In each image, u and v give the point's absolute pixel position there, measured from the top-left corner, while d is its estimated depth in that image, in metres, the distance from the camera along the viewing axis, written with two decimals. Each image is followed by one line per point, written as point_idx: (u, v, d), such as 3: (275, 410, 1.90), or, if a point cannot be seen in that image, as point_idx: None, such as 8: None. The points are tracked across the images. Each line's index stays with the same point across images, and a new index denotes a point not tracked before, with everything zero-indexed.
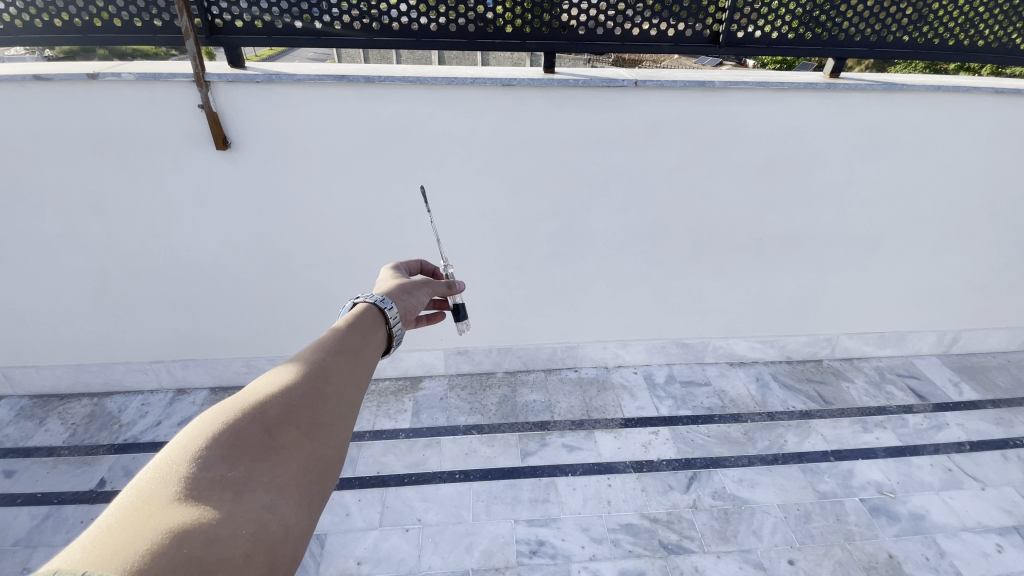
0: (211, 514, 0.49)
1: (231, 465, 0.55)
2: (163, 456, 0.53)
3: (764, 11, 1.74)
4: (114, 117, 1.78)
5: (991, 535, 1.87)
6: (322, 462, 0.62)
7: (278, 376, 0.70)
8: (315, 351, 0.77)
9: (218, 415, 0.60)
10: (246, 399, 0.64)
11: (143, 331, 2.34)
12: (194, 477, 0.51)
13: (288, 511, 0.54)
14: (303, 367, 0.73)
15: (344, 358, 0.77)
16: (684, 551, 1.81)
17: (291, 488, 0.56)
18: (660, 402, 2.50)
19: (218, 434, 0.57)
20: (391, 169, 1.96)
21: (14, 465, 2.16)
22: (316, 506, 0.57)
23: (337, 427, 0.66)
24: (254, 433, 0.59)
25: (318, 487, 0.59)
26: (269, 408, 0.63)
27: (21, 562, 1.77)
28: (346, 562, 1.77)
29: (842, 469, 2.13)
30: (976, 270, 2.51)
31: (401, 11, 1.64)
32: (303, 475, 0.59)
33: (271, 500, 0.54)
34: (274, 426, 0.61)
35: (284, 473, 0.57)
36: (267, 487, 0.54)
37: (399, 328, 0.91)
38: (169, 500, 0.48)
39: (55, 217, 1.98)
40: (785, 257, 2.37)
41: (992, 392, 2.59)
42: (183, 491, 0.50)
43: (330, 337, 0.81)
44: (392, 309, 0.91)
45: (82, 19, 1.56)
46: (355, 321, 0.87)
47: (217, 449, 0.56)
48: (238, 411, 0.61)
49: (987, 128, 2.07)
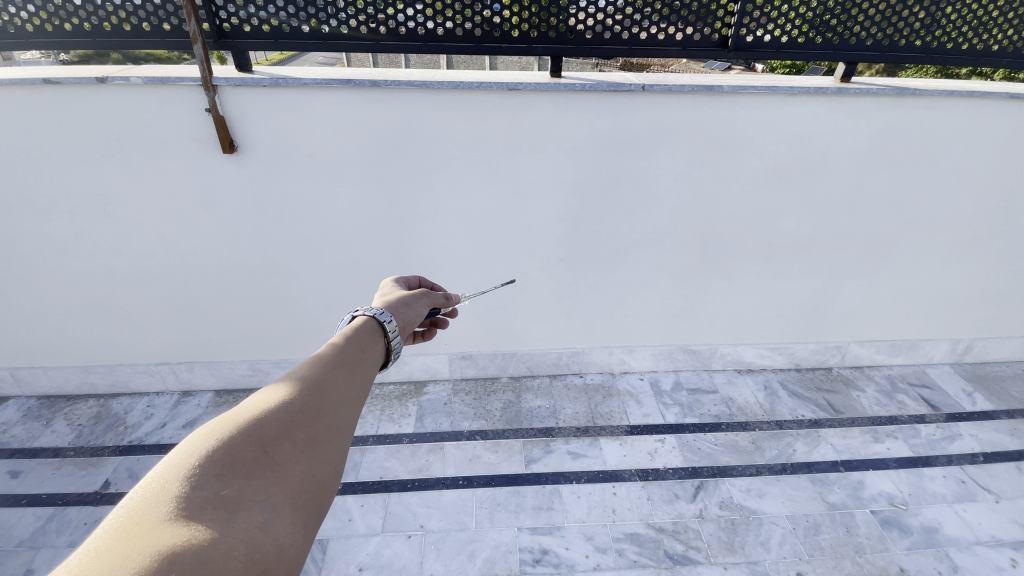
0: (205, 533, 0.47)
1: (226, 484, 0.53)
2: (157, 473, 0.52)
3: (774, 15, 1.73)
4: (123, 120, 1.79)
5: (1005, 548, 1.82)
6: (319, 480, 0.60)
7: (275, 390, 0.69)
8: (313, 365, 0.76)
9: (214, 431, 0.59)
10: (242, 414, 0.63)
11: (149, 333, 2.35)
12: (187, 495, 0.50)
13: (282, 531, 0.53)
14: (300, 381, 0.72)
15: (341, 373, 0.76)
16: (690, 562, 1.77)
17: (286, 507, 0.55)
18: (666, 409, 2.47)
19: (213, 451, 0.56)
20: (396, 173, 1.96)
21: (19, 465, 2.16)
22: (313, 525, 0.56)
23: (334, 443, 0.65)
24: (250, 450, 0.58)
25: (315, 506, 0.58)
26: (266, 424, 0.62)
27: (24, 563, 1.77)
28: (348, 568, 1.75)
29: (852, 480, 2.09)
30: (989, 277, 2.46)
31: (408, 16, 1.63)
32: (299, 493, 0.58)
33: (266, 519, 0.52)
34: (271, 442, 0.60)
35: (280, 491, 0.56)
36: (262, 505, 0.53)
37: (397, 341, 0.91)
38: (161, 519, 0.47)
39: (64, 219, 1.99)
40: (794, 263, 2.34)
41: (1006, 403, 2.53)
42: (176, 510, 0.48)
43: (327, 350, 0.80)
44: (390, 322, 0.91)
45: (92, 23, 1.57)
46: (353, 334, 0.85)
47: (212, 466, 0.55)
48: (234, 426, 0.60)
49: (1002, 134, 2.03)
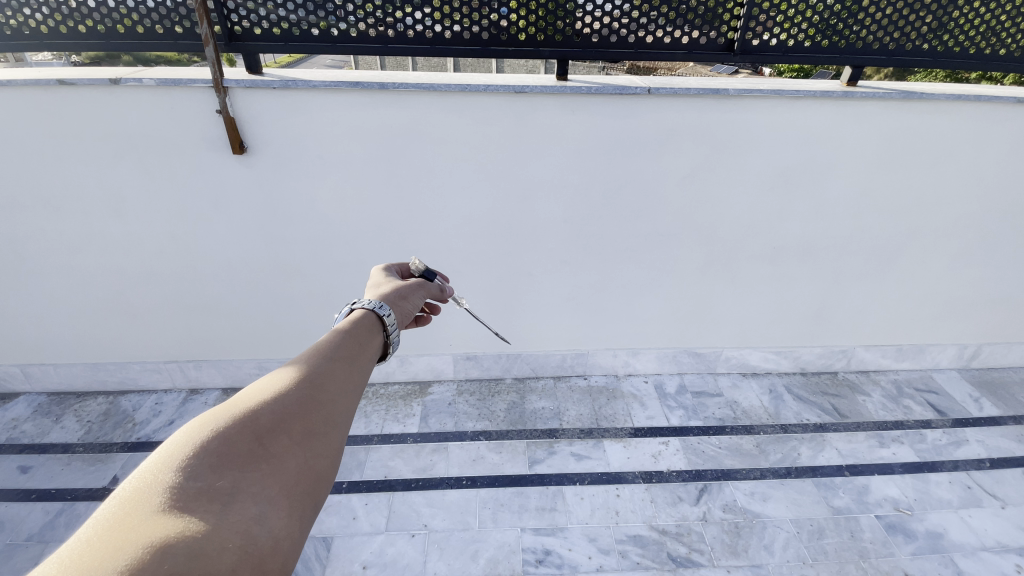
0: (198, 525, 0.48)
1: (220, 475, 0.54)
2: (150, 463, 0.53)
3: (781, 18, 1.73)
4: (135, 121, 1.81)
5: (1010, 555, 1.81)
6: (314, 473, 0.62)
7: (273, 381, 0.71)
8: (312, 357, 0.77)
9: (209, 422, 0.60)
10: (239, 405, 0.64)
11: (157, 331, 2.37)
12: (180, 486, 0.51)
13: (276, 524, 0.54)
14: (297, 372, 0.73)
15: (339, 365, 0.77)
16: (693, 564, 1.78)
17: (281, 499, 0.56)
18: (671, 412, 2.47)
19: (208, 442, 0.57)
20: (403, 174, 1.97)
21: (30, 460, 2.19)
22: (308, 517, 0.57)
23: (331, 436, 0.66)
24: (245, 441, 0.59)
25: (310, 499, 0.59)
26: (260, 415, 0.63)
27: (33, 557, 1.79)
28: (352, 565, 1.77)
29: (857, 484, 2.08)
30: (997, 282, 2.45)
31: (416, 19, 1.65)
32: (294, 485, 0.59)
33: (261, 511, 0.54)
34: (266, 433, 0.61)
35: (274, 484, 0.57)
36: (257, 497, 0.55)
37: (395, 334, 0.92)
38: (154, 510, 0.48)
39: (76, 218, 2.02)
40: (800, 267, 2.34)
41: (1013, 409, 2.52)
42: (169, 502, 0.49)
43: (325, 341, 0.81)
44: (389, 315, 0.92)
45: (106, 25, 1.59)
46: (351, 326, 0.87)
47: (206, 457, 0.56)
48: (229, 417, 0.61)
49: (1010, 138, 2.02)
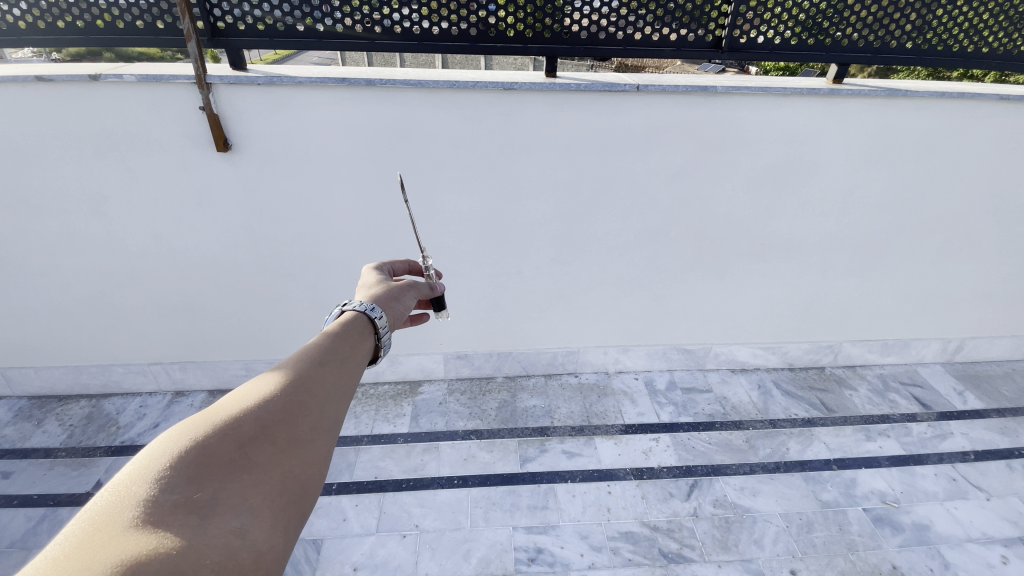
0: (176, 538, 0.47)
1: (198, 487, 0.53)
2: (124, 475, 0.51)
3: (768, 16, 1.74)
4: (116, 118, 1.78)
5: (996, 546, 1.84)
6: (300, 482, 0.61)
7: (259, 387, 0.70)
8: (299, 362, 0.76)
9: (189, 430, 0.59)
10: (221, 413, 0.63)
11: (142, 332, 2.33)
12: (156, 500, 0.50)
13: (258, 536, 0.53)
14: (284, 378, 0.72)
15: (328, 369, 0.76)
16: (684, 560, 1.78)
17: (264, 512, 0.55)
18: (661, 408, 2.48)
19: (187, 452, 0.56)
20: (391, 172, 1.95)
21: (12, 466, 2.14)
22: (293, 529, 0.56)
23: (319, 442, 0.65)
24: (227, 451, 0.58)
25: (295, 509, 0.58)
26: (243, 422, 0.62)
27: (14, 565, 1.75)
28: (343, 567, 1.75)
29: (845, 478, 2.11)
30: (981, 277, 2.49)
31: (403, 15, 1.63)
32: (279, 496, 0.58)
33: (243, 524, 0.52)
34: (249, 442, 0.60)
35: (258, 495, 0.56)
36: (238, 510, 0.53)
37: (387, 336, 0.90)
38: (128, 524, 0.46)
39: (57, 218, 1.98)
40: (788, 263, 2.36)
41: (996, 401, 2.56)
42: (144, 515, 0.48)
43: (314, 345, 0.80)
44: (380, 317, 0.90)
45: (85, 20, 1.56)
46: (342, 328, 0.86)
47: (184, 469, 0.54)
48: (210, 427, 0.60)
49: (991, 136, 2.05)
